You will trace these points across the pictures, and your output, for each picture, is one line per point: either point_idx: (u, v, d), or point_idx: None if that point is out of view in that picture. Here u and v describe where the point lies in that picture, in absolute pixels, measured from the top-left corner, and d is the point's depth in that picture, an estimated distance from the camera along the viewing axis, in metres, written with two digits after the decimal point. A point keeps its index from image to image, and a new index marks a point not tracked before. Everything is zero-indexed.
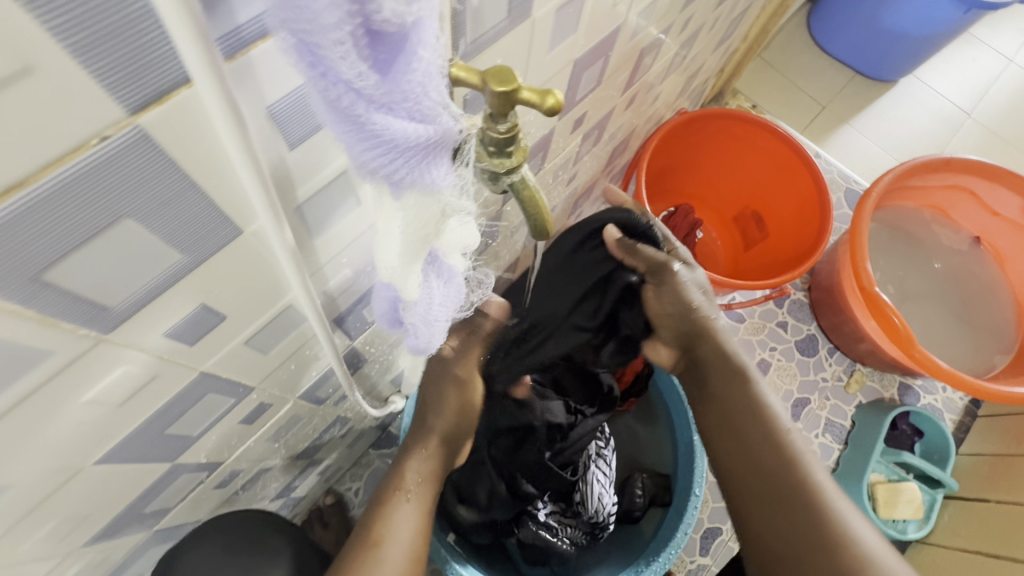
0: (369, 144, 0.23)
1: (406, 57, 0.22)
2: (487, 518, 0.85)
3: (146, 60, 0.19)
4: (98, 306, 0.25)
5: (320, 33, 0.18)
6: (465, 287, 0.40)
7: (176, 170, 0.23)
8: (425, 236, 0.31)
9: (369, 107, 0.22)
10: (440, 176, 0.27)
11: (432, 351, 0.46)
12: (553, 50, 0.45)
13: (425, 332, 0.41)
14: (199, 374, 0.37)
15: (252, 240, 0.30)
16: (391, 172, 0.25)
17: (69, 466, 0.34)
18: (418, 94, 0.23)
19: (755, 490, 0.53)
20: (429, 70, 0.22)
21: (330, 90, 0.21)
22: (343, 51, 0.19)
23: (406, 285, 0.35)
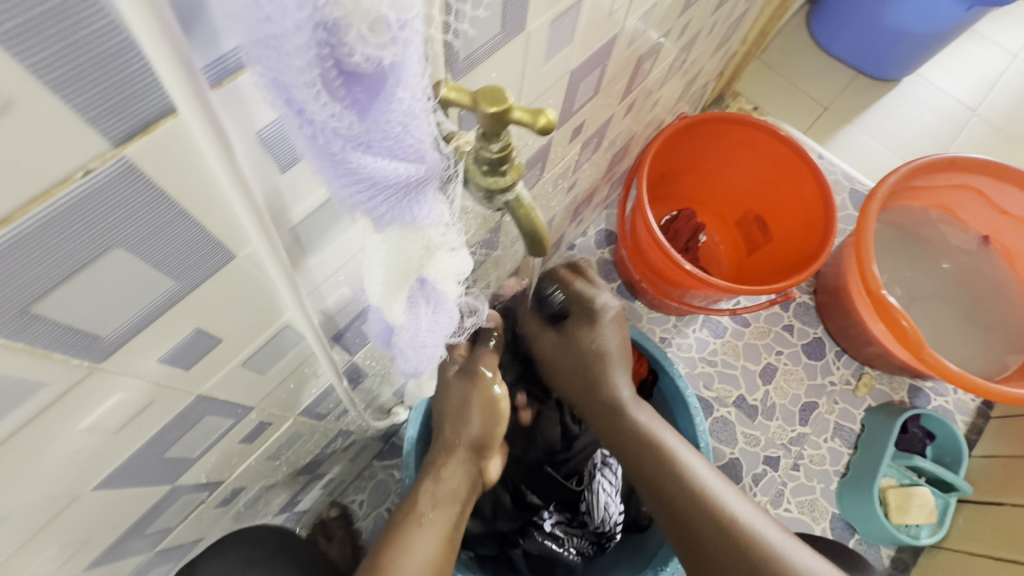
0: (347, 180, 0.23)
1: (385, 97, 0.21)
2: (492, 529, 0.86)
3: (128, 93, 0.18)
4: (89, 336, 0.25)
5: (291, 75, 0.18)
6: (456, 314, 0.39)
7: (165, 199, 0.22)
8: (408, 269, 0.31)
9: (346, 146, 0.22)
10: (423, 215, 0.27)
11: (424, 374, 0.46)
12: (549, 62, 0.45)
13: (412, 355, 0.41)
14: (196, 396, 0.36)
15: (245, 264, 0.30)
16: (372, 208, 0.25)
17: (67, 493, 0.34)
18: (398, 133, 0.22)
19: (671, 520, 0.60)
20: (409, 110, 0.22)
21: (306, 129, 0.20)
22: (315, 94, 0.19)
23: (393, 310, 0.34)
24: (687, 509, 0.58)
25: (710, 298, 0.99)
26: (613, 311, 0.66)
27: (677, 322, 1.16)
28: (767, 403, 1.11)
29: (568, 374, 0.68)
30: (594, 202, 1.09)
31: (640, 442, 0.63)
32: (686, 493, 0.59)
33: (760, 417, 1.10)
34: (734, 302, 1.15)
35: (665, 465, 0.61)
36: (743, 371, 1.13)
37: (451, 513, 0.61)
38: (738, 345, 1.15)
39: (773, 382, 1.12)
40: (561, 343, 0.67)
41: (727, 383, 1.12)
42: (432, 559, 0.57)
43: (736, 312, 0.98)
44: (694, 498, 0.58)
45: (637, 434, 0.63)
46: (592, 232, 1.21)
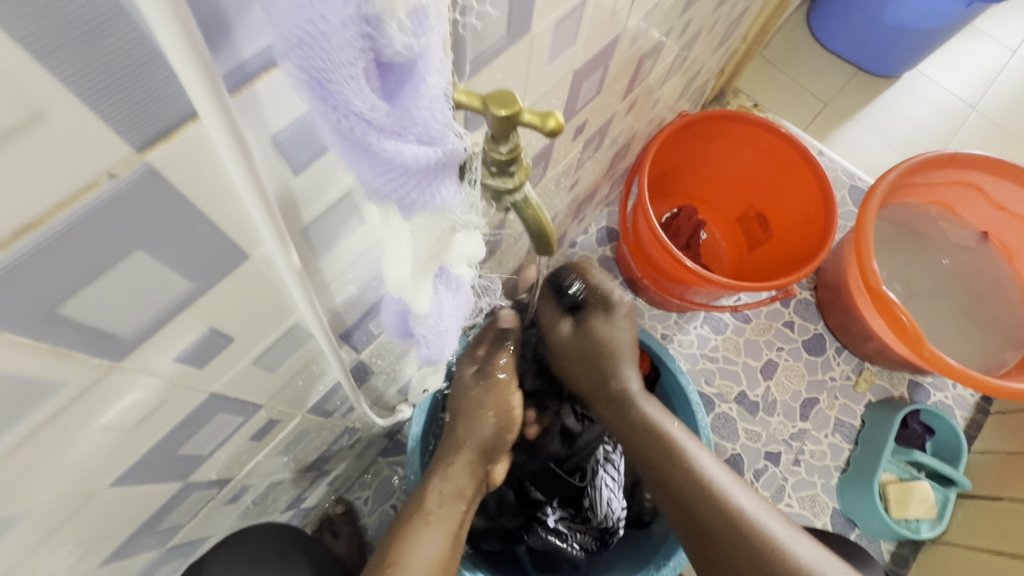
0: (380, 170, 0.23)
1: (414, 84, 0.22)
2: (496, 525, 0.87)
3: (151, 100, 0.19)
4: (109, 336, 0.26)
5: (335, 66, 0.18)
6: (471, 296, 0.40)
7: (183, 203, 0.23)
8: (435, 253, 0.31)
9: (379, 135, 0.22)
10: (449, 196, 0.26)
11: (444, 361, 0.46)
12: (553, 63, 0.45)
13: (436, 341, 0.41)
14: (209, 395, 0.37)
15: (258, 264, 0.30)
16: (401, 196, 0.25)
17: (84, 490, 0.34)
18: (427, 119, 0.23)
19: (681, 506, 0.62)
20: (437, 95, 0.23)
21: (342, 121, 0.20)
22: (354, 84, 0.19)
23: (417, 300, 0.35)
24: (707, 518, 0.60)
25: (711, 295, 0.99)
26: (627, 310, 0.71)
27: (678, 319, 1.17)
28: (768, 399, 1.12)
29: (582, 363, 0.72)
30: (596, 199, 1.10)
31: (656, 441, 0.66)
32: (699, 492, 0.61)
33: (761, 412, 1.11)
34: (735, 298, 1.16)
35: (678, 469, 0.63)
36: (744, 367, 1.14)
37: (456, 512, 0.62)
38: (739, 341, 1.16)
39: (773, 378, 1.13)
40: (574, 339, 0.72)
41: (728, 379, 1.13)
42: (439, 557, 0.58)
43: (737, 309, 0.98)
44: (710, 505, 0.60)
45: (655, 433, 0.66)
46: (594, 230, 1.22)
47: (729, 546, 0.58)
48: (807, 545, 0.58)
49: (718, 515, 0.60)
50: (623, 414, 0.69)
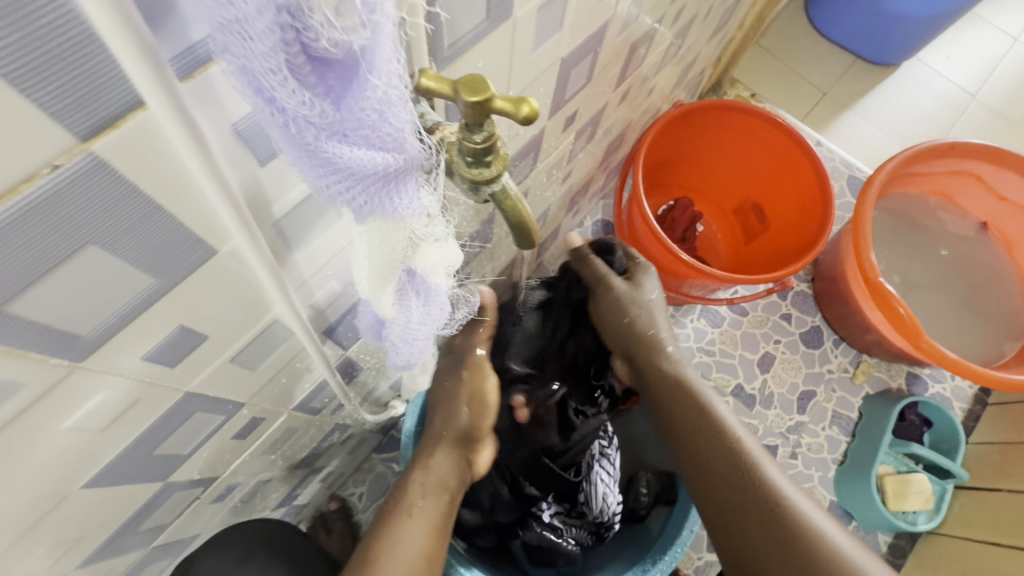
0: (323, 170, 0.23)
1: (359, 84, 0.21)
2: (490, 521, 0.86)
3: (94, 86, 0.18)
4: (68, 335, 0.25)
5: (254, 61, 0.18)
6: (447, 306, 0.39)
7: (138, 194, 0.22)
8: (392, 262, 0.31)
9: (320, 135, 0.21)
10: (403, 205, 0.27)
11: (416, 367, 0.46)
12: (538, 50, 0.44)
13: (404, 347, 0.40)
14: (185, 393, 0.36)
15: (228, 260, 0.29)
16: (351, 200, 0.25)
17: (55, 492, 0.33)
18: (374, 121, 0.22)
19: (706, 475, 0.58)
20: (385, 97, 0.21)
21: (276, 119, 0.20)
22: (281, 82, 0.19)
23: (381, 304, 0.34)
24: (746, 493, 0.55)
25: (707, 288, 0.98)
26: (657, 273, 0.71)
27: (675, 312, 1.16)
28: (765, 392, 1.11)
29: (618, 333, 0.68)
30: (590, 192, 1.08)
31: (690, 412, 0.61)
32: (728, 463, 0.57)
33: (758, 405, 1.10)
34: (732, 291, 1.15)
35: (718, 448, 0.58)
36: (741, 360, 1.13)
37: (440, 503, 0.61)
38: (735, 334, 1.15)
39: (770, 371, 1.12)
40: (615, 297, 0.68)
41: (725, 372, 1.12)
42: (422, 552, 0.56)
43: (733, 301, 0.97)
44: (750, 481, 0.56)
45: (694, 403, 0.61)
46: (589, 223, 1.20)
47: (757, 522, 0.54)
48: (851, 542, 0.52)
49: (747, 489, 0.55)
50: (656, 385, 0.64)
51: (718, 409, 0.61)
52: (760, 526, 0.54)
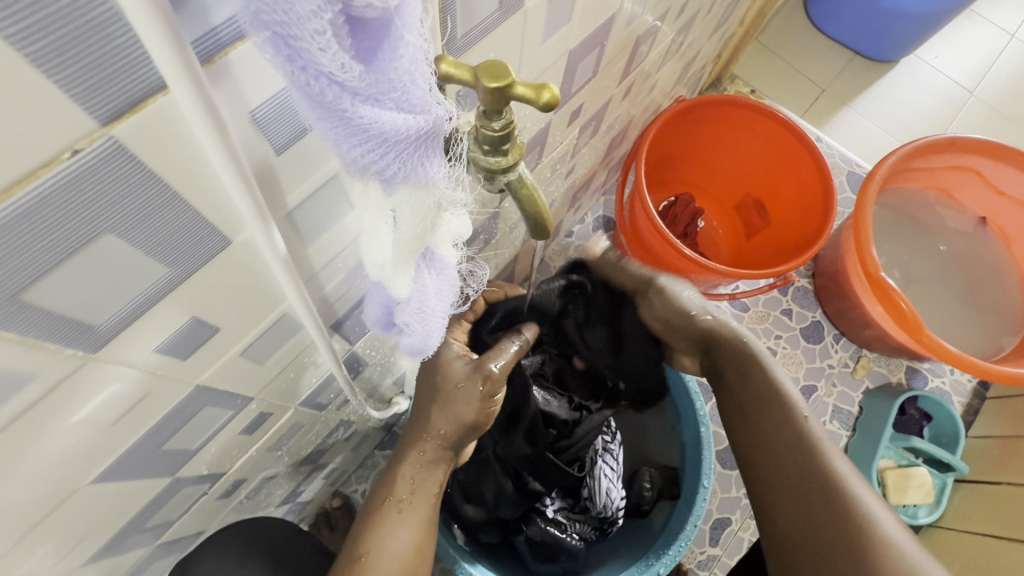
0: (356, 139, 0.22)
1: (392, 43, 0.21)
2: (494, 517, 0.86)
3: (115, 68, 0.17)
4: (83, 325, 0.24)
5: (298, 22, 0.18)
6: (459, 280, 0.38)
7: (157, 181, 0.22)
8: (419, 234, 0.30)
9: (355, 99, 0.21)
10: (435, 170, 0.26)
11: (430, 353, 0.43)
12: (547, 42, 0.44)
13: (419, 328, 0.39)
14: (195, 387, 0.36)
15: (242, 250, 0.29)
16: (383, 169, 0.24)
17: (65, 486, 0.33)
18: (406, 84, 0.22)
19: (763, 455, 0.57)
20: (416, 57, 0.21)
21: (312, 83, 0.20)
22: (322, 41, 0.18)
23: (398, 285, 0.34)
24: (798, 469, 0.54)
25: (709, 283, 0.98)
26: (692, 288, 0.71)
27: None
28: None
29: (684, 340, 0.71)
30: (592, 188, 1.08)
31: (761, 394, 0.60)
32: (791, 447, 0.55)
33: None
34: (733, 286, 1.15)
35: (785, 427, 0.57)
36: None
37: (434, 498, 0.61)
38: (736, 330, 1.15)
39: None
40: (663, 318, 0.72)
41: None
42: (415, 544, 0.56)
43: (736, 297, 0.97)
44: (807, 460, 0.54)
45: (764, 380, 0.61)
46: (590, 219, 1.20)
47: (809, 506, 0.51)
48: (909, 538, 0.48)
49: (808, 468, 0.53)
50: (733, 368, 0.64)
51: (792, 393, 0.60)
52: (813, 511, 0.51)
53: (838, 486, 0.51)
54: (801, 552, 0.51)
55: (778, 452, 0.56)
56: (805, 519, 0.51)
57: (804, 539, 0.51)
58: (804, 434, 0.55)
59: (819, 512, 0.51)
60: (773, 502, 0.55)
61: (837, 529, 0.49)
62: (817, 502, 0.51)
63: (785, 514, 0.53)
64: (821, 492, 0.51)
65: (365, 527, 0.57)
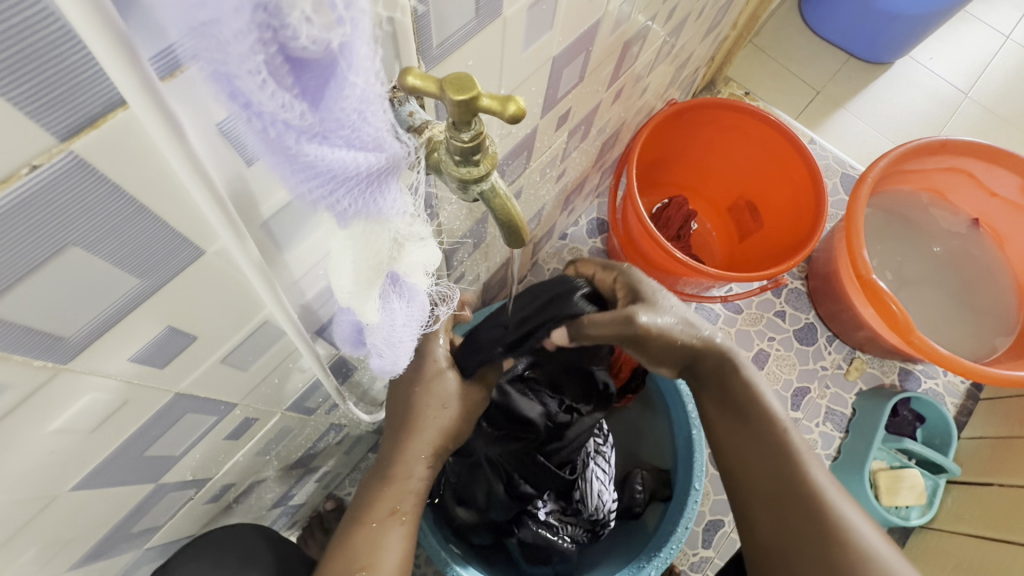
0: (304, 174, 0.23)
1: (338, 84, 0.21)
2: (486, 519, 0.85)
3: (71, 85, 0.18)
4: (51, 336, 0.25)
5: (235, 64, 0.18)
6: (428, 304, 0.38)
7: (123, 194, 0.22)
8: (378, 266, 0.30)
9: (301, 137, 0.21)
10: (387, 205, 0.27)
11: (398, 372, 0.45)
12: (529, 49, 0.44)
13: (389, 352, 0.40)
14: (174, 395, 0.36)
15: (216, 260, 0.29)
16: (332, 202, 0.25)
17: (43, 494, 0.33)
18: (355, 121, 0.22)
19: (748, 465, 0.59)
20: (364, 95, 0.22)
21: (255, 122, 0.20)
22: (259, 82, 0.18)
23: (365, 311, 0.33)
24: (787, 485, 0.55)
25: (702, 286, 0.98)
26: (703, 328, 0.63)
27: None
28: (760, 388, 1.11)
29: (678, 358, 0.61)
30: (585, 190, 1.08)
31: (747, 409, 0.60)
32: (776, 458, 0.57)
33: None
34: (726, 288, 1.15)
35: (775, 444, 0.57)
36: None
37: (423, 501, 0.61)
38: (730, 332, 1.15)
39: (765, 368, 1.13)
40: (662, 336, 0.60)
41: None
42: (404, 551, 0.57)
43: (728, 299, 0.97)
44: (796, 478, 0.55)
45: (747, 393, 0.60)
46: (584, 222, 1.21)
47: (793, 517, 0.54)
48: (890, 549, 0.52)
49: (792, 480, 0.55)
50: (717, 381, 0.62)
51: (776, 409, 0.60)
52: (797, 521, 0.54)
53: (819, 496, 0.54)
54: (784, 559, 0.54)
55: (762, 463, 0.58)
56: (789, 528, 0.54)
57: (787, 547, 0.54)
58: (786, 444, 0.57)
59: (810, 529, 0.53)
60: (755, 512, 0.57)
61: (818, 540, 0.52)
62: (795, 512, 0.54)
63: (773, 528, 0.55)
64: (802, 501, 0.54)
65: (352, 531, 0.56)
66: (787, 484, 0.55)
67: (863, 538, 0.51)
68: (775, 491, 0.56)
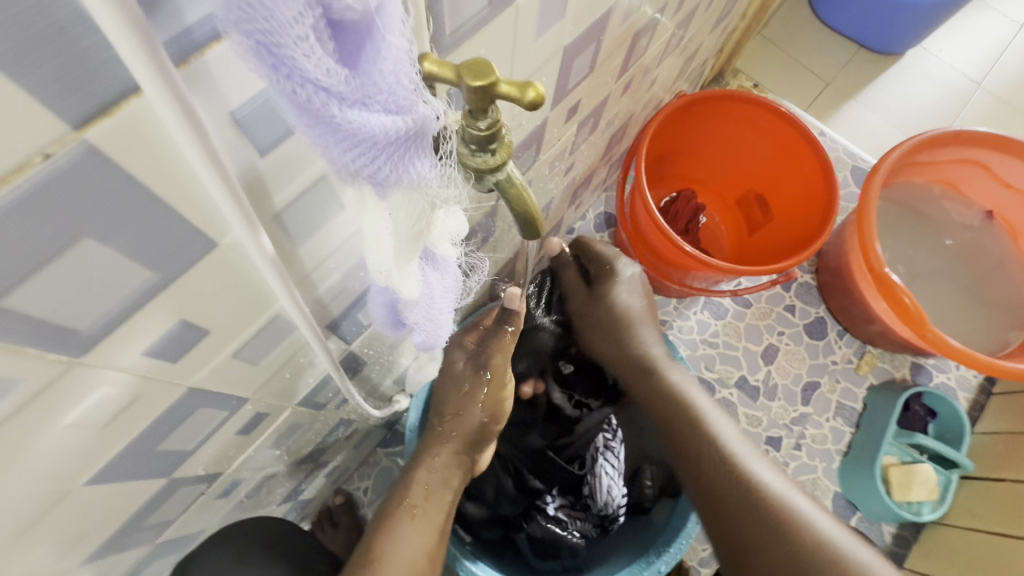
0: (346, 144, 0.22)
1: (375, 45, 0.20)
2: (496, 514, 0.87)
3: (84, 73, 0.17)
4: (66, 330, 0.24)
5: (282, 29, 0.17)
6: (461, 275, 0.39)
7: (136, 185, 0.21)
8: (418, 234, 0.29)
9: (342, 105, 0.21)
10: (425, 170, 0.25)
11: (439, 347, 0.45)
12: (540, 38, 0.43)
13: (429, 327, 0.41)
14: (187, 389, 0.36)
15: (230, 253, 0.29)
16: (374, 172, 0.24)
17: (59, 488, 0.33)
18: (391, 85, 0.21)
19: (703, 488, 0.64)
20: (400, 57, 0.21)
21: (298, 92, 0.19)
22: (306, 47, 0.18)
23: (405, 286, 0.34)
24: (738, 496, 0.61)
25: (710, 280, 0.97)
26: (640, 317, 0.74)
27: (678, 304, 1.15)
28: (769, 383, 1.11)
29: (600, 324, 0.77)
30: (592, 184, 1.07)
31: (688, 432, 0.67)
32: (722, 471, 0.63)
33: (762, 397, 1.10)
34: (735, 282, 1.14)
35: (722, 463, 0.63)
36: (745, 352, 1.13)
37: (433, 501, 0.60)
38: (739, 326, 1.14)
39: (774, 363, 1.12)
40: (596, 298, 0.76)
41: (728, 364, 1.12)
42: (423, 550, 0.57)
43: (737, 294, 0.96)
44: (737, 482, 0.62)
45: (682, 410, 0.69)
46: (591, 216, 1.20)
47: (747, 520, 0.60)
48: (845, 534, 0.58)
49: (734, 488, 0.62)
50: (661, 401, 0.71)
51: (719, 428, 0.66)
52: (751, 518, 0.60)
53: (763, 496, 0.60)
54: (748, 555, 0.60)
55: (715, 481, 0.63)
56: (754, 532, 0.59)
57: (750, 546, 0.59)
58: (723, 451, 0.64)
59: (768, 533, 0.59)
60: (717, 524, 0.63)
61: (773, 532, 0.58)
62: (744, 513, 0.60)
63: (749, 551, 0.60)
64: (749, 500, 0.60)
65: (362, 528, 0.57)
66: (732, 489, 0.62)
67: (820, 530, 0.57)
68: (718, 501, 0.63)
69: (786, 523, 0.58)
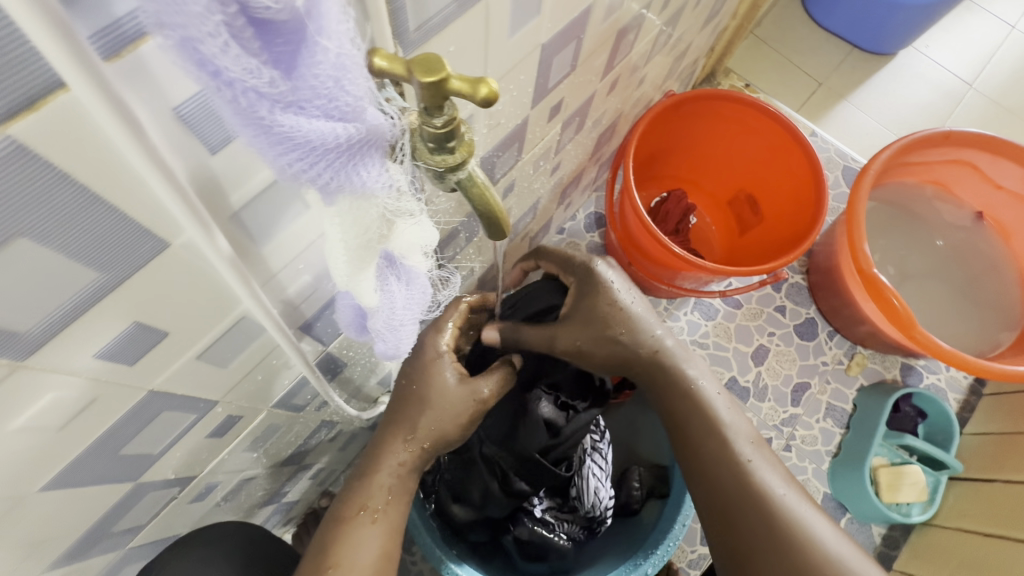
0: (283, 148, 0.21)
1: (308, 48, 0.20)
2: (482, 516, 0.84)
3: (2, 64, 0.16)
4: (6, 332, 0.24)
5: (194, 27, 0.17)
6: (430, 287, 0.38)
7: (72, 182, 0.21)
8: (368, 243, 0.29)
9: (274, 107, 0.20)
10: (372, 178, 0.25)
11: (404, 357, 0.44)
12: (515, 35, 0.43)
13: (392, 337, 0.39)
14: (149, 391, 0.35)
15: (184, 253, 0.28)
16: (316, 177, 0.23)
17: (13, 494, 0.32)
18: (330, 89, 0.21)
19: (704, 485, 0.62)
20: (339, 61, 0.20)
21: (225, 92, 0.19)
22: (222, 45, 0.17)
23: (363, 292, 0.33)
24: (734, 490, 0.59)
25: (699, 280, 0.97)
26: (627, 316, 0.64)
27: (668, 305, 1.14)
28: (759, 384, 1.10)
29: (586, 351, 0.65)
30: (582, 184, 1.07)
31: (689, 420, 0.63)
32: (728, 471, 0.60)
33: (752, 399, 1.09)
34: (726, 283, 1.14)
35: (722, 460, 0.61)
36: (735, 353, 1.12)
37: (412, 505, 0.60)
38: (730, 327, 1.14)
39: (765, 364, 1.11)
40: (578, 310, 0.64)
41: (718, 365, 1.11)
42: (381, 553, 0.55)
43: (726, 295, 0.95)
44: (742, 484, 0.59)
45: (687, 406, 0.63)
46: (582, 216, 1.19)
47: (747, 522, 0.57)
48: (845, 546, 0.55)
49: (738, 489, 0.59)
50: (664, 390, 0.65)
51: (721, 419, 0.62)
52: (752, 522, 0.57)
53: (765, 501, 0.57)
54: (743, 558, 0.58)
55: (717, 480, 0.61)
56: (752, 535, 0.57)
57: (747, 549, 0.57)
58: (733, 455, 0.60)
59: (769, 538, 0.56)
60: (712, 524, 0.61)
61: (772, 538, 0.56)
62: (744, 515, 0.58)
63: (745, 553, 0.57)
64: (750, 504, 0.58)
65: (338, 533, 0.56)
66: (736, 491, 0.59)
67: (816, 540, 0.55)
68: (721, 504, 0.60)
69: (788, 529, 0.56)
